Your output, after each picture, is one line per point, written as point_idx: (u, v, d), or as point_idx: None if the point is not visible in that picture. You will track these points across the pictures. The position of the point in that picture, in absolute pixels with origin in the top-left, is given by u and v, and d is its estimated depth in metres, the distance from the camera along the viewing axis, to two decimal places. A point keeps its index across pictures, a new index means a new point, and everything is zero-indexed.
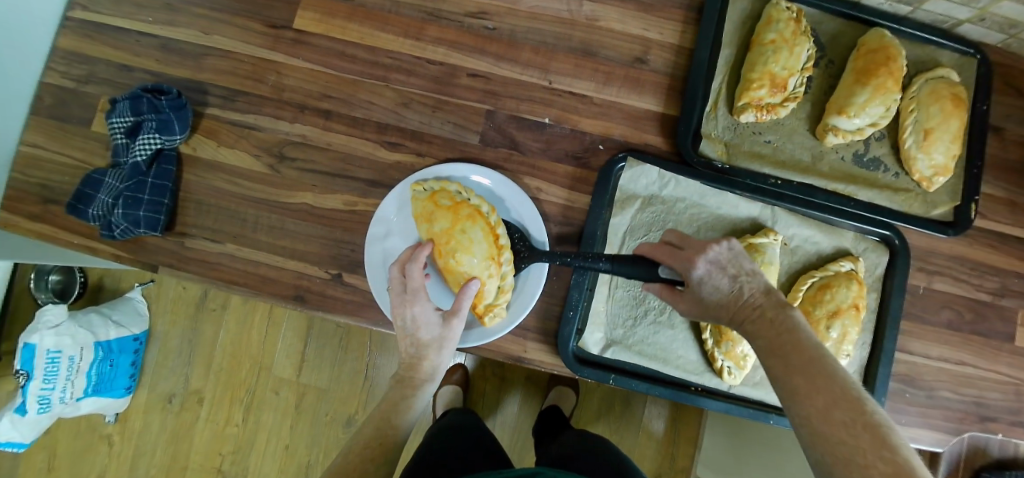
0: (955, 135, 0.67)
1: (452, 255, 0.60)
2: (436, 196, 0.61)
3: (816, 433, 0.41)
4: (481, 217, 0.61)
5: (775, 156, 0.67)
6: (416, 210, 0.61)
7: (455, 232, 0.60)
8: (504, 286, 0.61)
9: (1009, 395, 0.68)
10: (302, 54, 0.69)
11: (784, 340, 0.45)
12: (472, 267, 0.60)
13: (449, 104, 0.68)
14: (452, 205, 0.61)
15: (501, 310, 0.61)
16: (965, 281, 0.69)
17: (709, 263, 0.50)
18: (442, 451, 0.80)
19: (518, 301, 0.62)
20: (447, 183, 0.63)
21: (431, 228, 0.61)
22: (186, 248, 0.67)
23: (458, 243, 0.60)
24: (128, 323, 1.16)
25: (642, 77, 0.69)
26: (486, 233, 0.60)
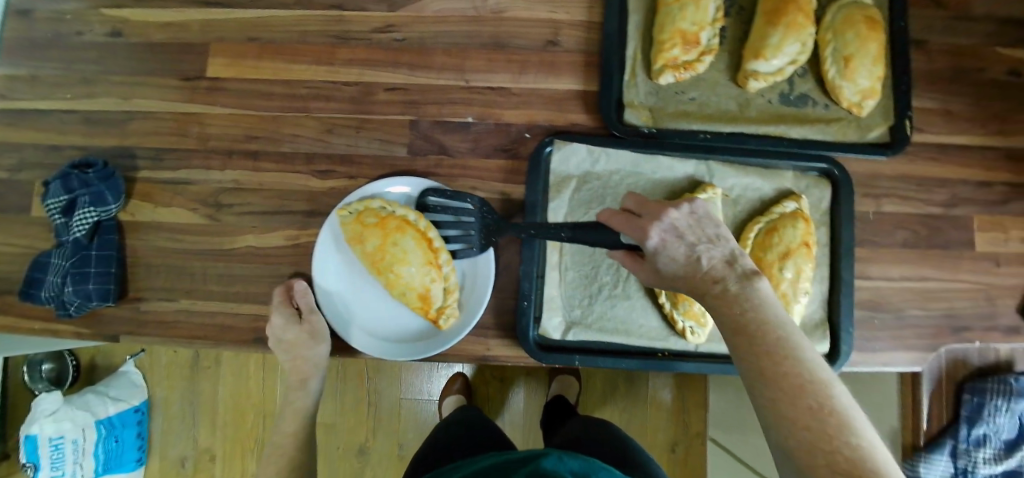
0: (877, 56, 0.66)
1: (392, 268, 0.63)
2: (361, 216, 0.63)
3: (784, 420, 0.37)
4: (409, 227, 0.63)
5: (701, 112, 0.67)
6: (346, 235, 0.63)
7: (388, 246, 0.63)
8: (450, 287, 0.64)
9: (978, 301, 0.68)
10: (221, 101, 0.70)
11: (747, 320, 0.41)
12: (413, 276, 0.63)
13: (372, 122, 0.68)
14: (378, 222, 0.63)
15: (452, 309, 0.64)
16: (914, 199, 0.68)
17: (663, 230, 0.46)
18: (446, 447, 0.82)
19: (469, 299, 0.65)
20: (368, 201, 0.64)
21: (364, 249, 0.63)
22: (142, 313, 0.68)
23: (393, 256, 0.63)
24: (126, 397, 1.16)
25: (556, 59, 0.69)
26: (418, 240, 0.63)
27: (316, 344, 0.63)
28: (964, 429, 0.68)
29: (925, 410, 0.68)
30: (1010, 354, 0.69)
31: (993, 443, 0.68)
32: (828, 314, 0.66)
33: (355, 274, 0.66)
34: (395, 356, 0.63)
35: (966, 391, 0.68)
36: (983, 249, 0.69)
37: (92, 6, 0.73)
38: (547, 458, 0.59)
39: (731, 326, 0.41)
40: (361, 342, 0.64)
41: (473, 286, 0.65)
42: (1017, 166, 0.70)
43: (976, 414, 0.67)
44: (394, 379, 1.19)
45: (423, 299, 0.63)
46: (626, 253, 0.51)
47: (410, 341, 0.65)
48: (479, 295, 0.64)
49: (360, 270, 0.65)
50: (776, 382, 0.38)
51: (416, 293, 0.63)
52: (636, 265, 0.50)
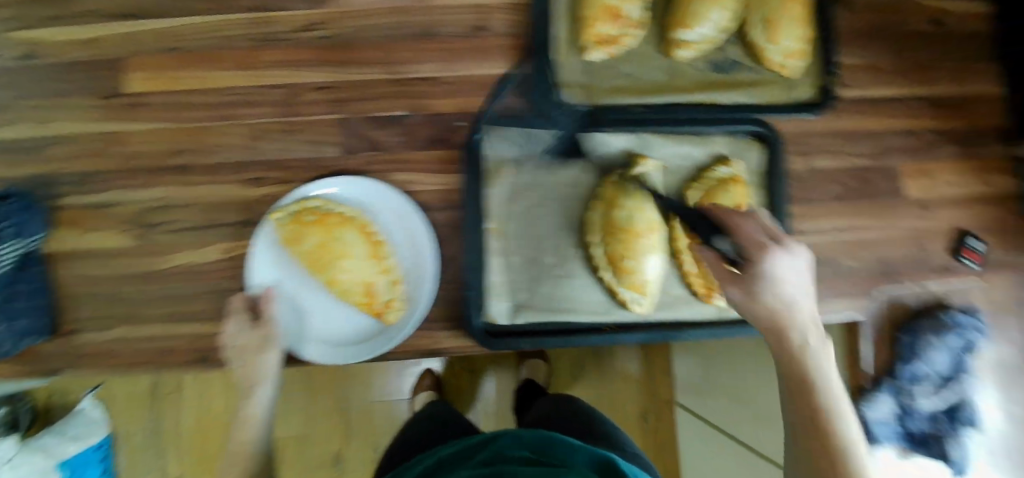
0: (799, 17, 0.67)
1: (334, 264, 0.63)
2: (299, 215, 0.63)
3: (809, 454, 0.40)
4: (351, 221, 0.64)
5: (633, 86, 0.67)
6: (284, 236, 0.62)
7: (329, 242, 0.63)
8: (395, 279, 0.64)
9: (909, 247, 0.71)
10: (142, 116, 0.67)
11: (805, 362, 0.42)
12: (357, 269, 0.63)
13: (302, 123, 0.66)
14: (318, 219, 0.63)
15: (399, 302, 0.64)
16: (842, 153, 0.70)
17: (782, 268, 0.45)
18: (418, 439, 0.82)
19: (414, 290, 0.64)
20: (304, 201, 0.64)
21: (304, 247, 0.62)
22: (78, 344, 0.65)
23: (336, 251, 0.63)
24: (87, 434, 1.11)
25: (486, 44, 0.68)
26: (361, 234, 0.64)
27: (266, 352, 0.57)
28: (903, 368, 0.71)
29: (865, 354, 0.72)
30: (944, 292, 0.71)
31: (932, 379, 0.72)
32: None
33: (297, 277, 0.65)
34: (344, 356, 0.63)
35: (902, 331, 0.70)
36: (912, 195, 0.71)
37: None
38: (502, 439, 0.62)
39: (784, 357, 0.43)
40: (308, 346, 0.63)
41: (419, 278, 0.65)
42: (939, 112, 0.72)
43: (913, 353, 0.69)
44: (363, 384, 1.17)
45: (369, 293, 0.63)
46: (718, 259, 0.49)
47: (358, 340, 0.64)
48: (425, 286, 0.64)
49: (301, 272, 0.65)
50: (816, 422, 0.41)
51: (361, 287, 0.63)
52: (723, 272, 0.47)
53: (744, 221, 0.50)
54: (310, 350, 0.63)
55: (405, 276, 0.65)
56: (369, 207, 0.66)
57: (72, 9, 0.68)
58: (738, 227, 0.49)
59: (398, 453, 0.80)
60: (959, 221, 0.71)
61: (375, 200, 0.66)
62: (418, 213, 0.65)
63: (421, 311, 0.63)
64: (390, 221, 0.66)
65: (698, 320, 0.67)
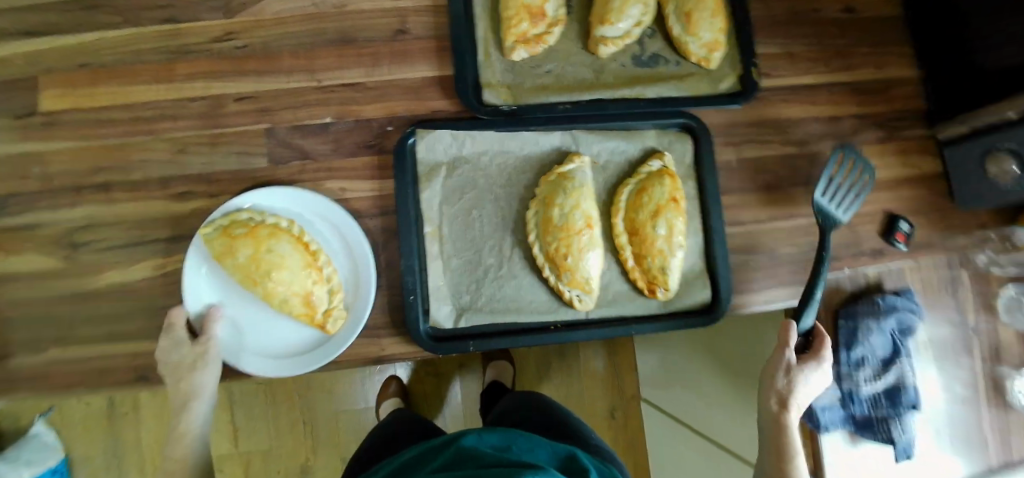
0: (716, 9, 0.68)
1: (268, 276, 0.61)
2: (228, 229, 0.61)
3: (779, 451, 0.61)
4: (283, 232, 0.62)
5: (559, 83, 0.67)
6: (215, 251, 0.60)
7: (262, 254, 0.61)
8: (334, 288, 0.63)
9: (840, 231, 0.72)
10: (61, 135, 0.65)
11: (794, 411, 0.62)
12: (293, 280, 0.62)
13: (226, 134, 0.65)
14: (248, 231, 0.61)
15: (340, 311, 0.63)
16: (773, 141, 0.71)
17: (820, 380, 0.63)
18: (377, 445, 0.81)
19: (355, 298, 0.63)
20: (233, 214, 0.62)
21: (236, 261, 0.61)
22: (9, 371, 0.63)
23: (270, 262, 0.61)
24: (40, 459, 1.08)
25: (408, 47, 0.68)
26: (295, 244, 0.63)
27: (198, 371, 0.59)
28: (844, 353, 0.70)
29: None
30: (877, 275, 0.72)
31: (873, 365, 0.70)
32: (706, 262, 0.68)
33: (233, 292, 0.64)
34: (287, 369, 0.61)
35: (840, 316, 0.71)
36: None
37: None
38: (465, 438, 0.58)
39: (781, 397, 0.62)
40: (247, 362, 0.61)
41: (358, 286, 0.64)
42: (861, 98, 0.74)
43: (852, 337, 0.69)
44: (328, 394, 1.16)
45: (307, 304, 0.62)
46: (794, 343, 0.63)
47: (300, 352, 0.63)
48: (364, 293, 0.63)
49: (237, 285, 0.63)
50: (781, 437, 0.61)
51: (299, 299, 0.62)
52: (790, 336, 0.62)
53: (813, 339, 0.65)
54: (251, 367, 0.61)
55: (344, 285, 0.64)
56: (302, 217, 0.65)
57: None
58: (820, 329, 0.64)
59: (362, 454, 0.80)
60: (887, 203, 0.73)
61: (309, 209, 0.64)
62: (353, 219, 0.64)
63: (362, 318, 0.62)
64: (326, 231, 0.65)
65: (643, 314, 0.67)
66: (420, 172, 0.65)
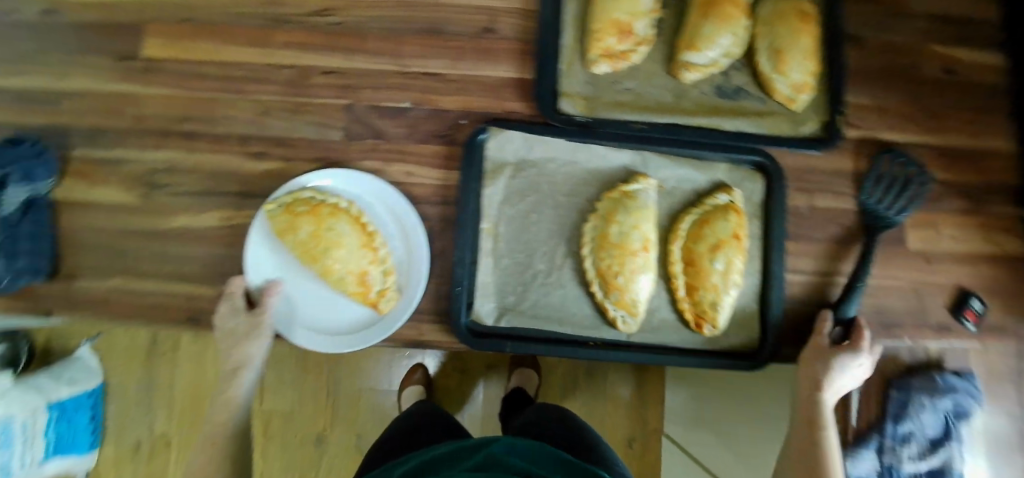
0: (810, 51, 0.66)
1: (327, 254, 0.63)
2: (291, 206, 0.63)
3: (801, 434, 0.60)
4: (343, 212, 0.64)
5: (637, 102, 0.67)
6: (278, 227, 0.63)
7: (322, 232, 0.63)
8: (388, 269, 0.65)
9: (908, 298, 0.68)
10: (157, 81, 0.68)
11: (825, 397, 0.61)
12: (350, 259, 0.63)
13: (308, 104, 0.68)
14: (310, 210, 0.63)
15: (393, 292, 0.64)
16: (849, 194, 0.69)
17: (856, 371, 0.61)
18: (401, 437, 0.82)
19: (408, 280, 0.65)
20: (296, 193, 0.64)
21: (297, 238, 0.63)
22: (74, 292, 0.66)
23: (329, 241, 0.63)
24: (81, 379, 1.14)
25: (494, 46, 0.69)
26: (353, 224, 0.64)
27: (253, 341, 0.61)
28: (890, 425, 0.66)
29: (856, 405, 0.68)
30: (940, 352, 0.68)
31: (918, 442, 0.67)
32: (759, 305, 0.66)
33: (290, 268, 0.65)
34: (343, 346, 0.63)
35: (892, 386, 0.68)
36: (916, 246, 0.69)
37: None
38: (496, 444, 0.61)
39: (810, 379, 0.61)
40: (304, 337, 0.63)
41: (410, 269, 0.65)
42: (951, 164, 0.71)
43: (902, 410, 0.66)
44: (355, 370, 1.18)
45: (362, 283, 0.63)
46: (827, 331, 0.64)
47: (354, 331, 0.64)
48: (418, 275, 0.64)
49: (294, 262, 0.65)
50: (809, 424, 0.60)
51: (355, 278, 0.63)
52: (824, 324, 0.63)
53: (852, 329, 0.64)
54: (308, 342, 0.63)
55: (397, 267, 0.65)
56: (362, 199, 0.66)
57: None
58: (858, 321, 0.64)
59: (384, 443, 0.82)
60: (962, 278, 0.69)
61: (370, 191, 0.66)
62: (410, 207, 0.65)
63: (414, 301, 0.63)
64: (383, 214, 0.66)
65: (686, 346, 0.65)
66: (485, 167, 0.66)
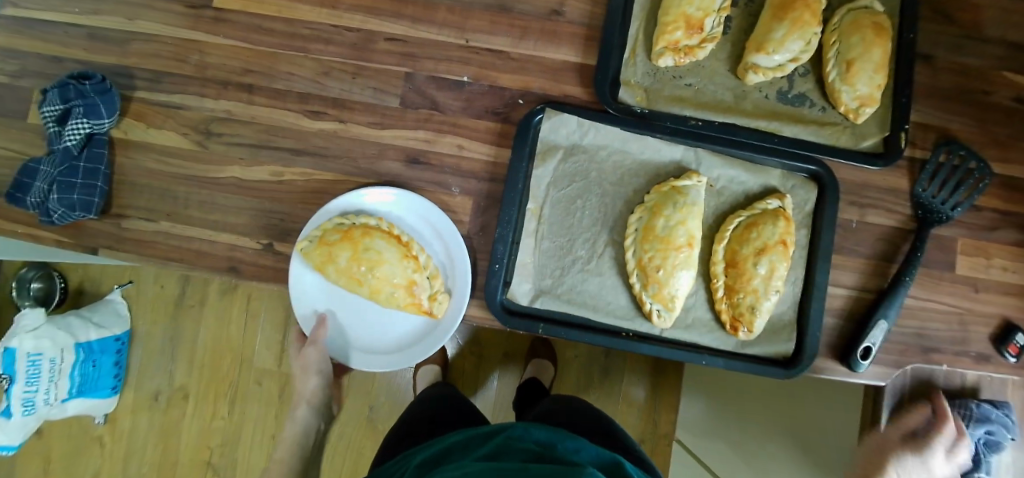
0: (881, 63, 0.65)
1: (371, 275, 0.65)
2: (324, 238, 0.64)
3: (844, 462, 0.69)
4: (374, 230, 0.65)
5: (697, 99, 0.66)
6: (316, 262, 0.63)
7: (361, 255, 0.64)
8: (433, 274, 0.65)
9: (951, 325, 0.67)
10: (224, 32, 0.69)
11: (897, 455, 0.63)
12: (393, 273, 0.64)
13: (369, 69, 0.68)
14: (343, 236, 0.64)
15: (443, 294, 0.64)
16: (901, 212, 0.68)
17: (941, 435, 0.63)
18: (423, 416, 0.84)
19: (457, 283, 0.64)
20: (324, 224, 0.65)
21: (338, 266, 0.64)
22: (123, 230, 0.67)
23: (370, 261, 0.65)
24: (109, 325, 1.16)
25: (558, 29, 0.69)
26: (388, 239, 0.65)
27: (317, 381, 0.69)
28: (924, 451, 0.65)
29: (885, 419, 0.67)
30: (975, 381, 0.68)
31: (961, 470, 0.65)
32: (797, 314, 0.66)
33: (337, 294, 0.66)
34: (413, 359, 0.64)
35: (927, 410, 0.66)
36: (964, 273, 0.68)
37: None
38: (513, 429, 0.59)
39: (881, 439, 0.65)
40: (373, 361, 0.65)
41: (452, 268, 0.65)
42: (1011, 194, 0.69)
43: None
44: None
45: (413, 295, 0.64)
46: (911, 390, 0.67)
47: (418, 341, 0.65)
48: (463, 276, 0.64)
49: (339, 288, 0.66)
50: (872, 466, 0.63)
51: (404, 293, 0.64)
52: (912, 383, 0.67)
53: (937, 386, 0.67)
54: (380, 365, 0.64)
55: (439, 270, 0.66)
56: (391, 214, 0.67)
57: None
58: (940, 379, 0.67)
59: (401, 429, 0.83)
60: (1009, 310, 0.68)
61: (398, 208, 0.66)
62: (442, 214, 0.65)
63: (463, 302, 0.64)
64: (415, 225, 0.67)
65: (719, 348, 0.65)
66: (538, 143, 0.66)
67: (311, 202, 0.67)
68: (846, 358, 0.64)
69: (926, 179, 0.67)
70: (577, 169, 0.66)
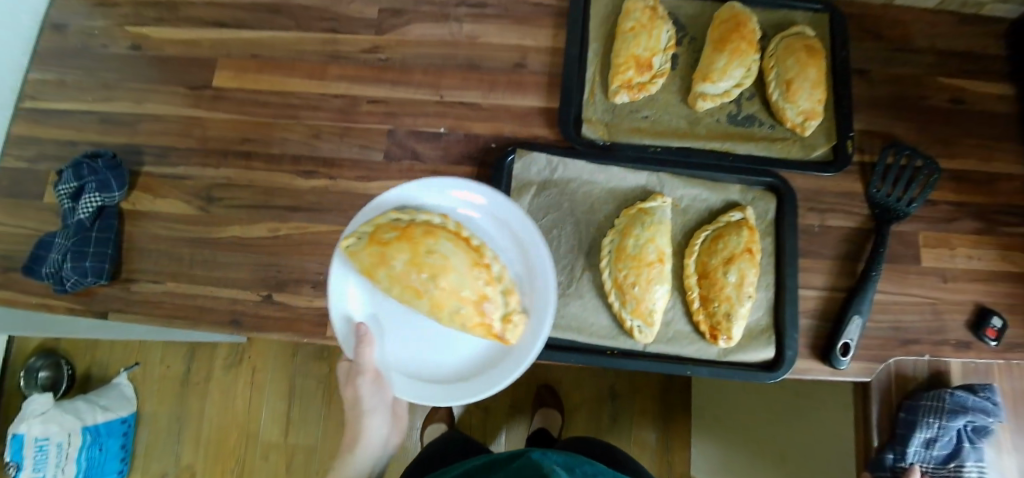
0: (818, 80, 0.71)
1: (434, 281, 0.62)
2: (378, 236, 0.63)
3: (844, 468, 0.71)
4: (439, 230, 0.63)
5: (654, 128, 0.72)
6: (367, 263, 0.62)
7: (423, 257, 0.62)
8: (507, 288, 0.63)
9: (926, 315, 0.70)
10: (223, 107, 0.76)
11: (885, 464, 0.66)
12: (464, 282, 0.62)
13: (354, 129, 0.75)
14: (404, 235, 0.63)
15: (519, 314, 0.62)
16: (858, 213, 0.72)
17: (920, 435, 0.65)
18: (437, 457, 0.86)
19: (535, 299, 0.63)
20: (378, 220, 0.64)
21: (396, 270, 0.62)
22: (130, 293, 0.71)
23: (436, 266, 0.62)
24: (115, 407, 1.17)
25: (523, 79, 0.76)
26: (455, 241, 0.63)
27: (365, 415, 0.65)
28: (891, 457, 0.65)
29: (876, 414, 0.67)
30: (961, 368, 0.69)
31: None
32: (774, 320, 0.68)
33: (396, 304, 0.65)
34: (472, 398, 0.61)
35: (903, 408, 0.66)
36: (929, 264, 0.71)
37: (117, 23, 0.80)
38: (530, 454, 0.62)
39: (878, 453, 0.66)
40: (427, 389, 0.62)
41: (531, 283, 0.64)
42: (960, 187, 0.74)
43: (911, 432, 0.64)
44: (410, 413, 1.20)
45: (484, 312, 0.62)
46: (896, 385, 0.68)
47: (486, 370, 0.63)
48: (542, 294, 0.63)
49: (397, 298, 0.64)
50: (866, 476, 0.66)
51: (475, 308, 0.62)
52: (899, 380, 0.68)
53: (916, 374, 0.69)
54: (433, 399, 0.61)
55: (515, 283, 0.64)
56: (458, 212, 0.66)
57: (178, 15, 0.79)
58: (914, 365, 0.69)
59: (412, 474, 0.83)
60: (979, 296, 0.71)
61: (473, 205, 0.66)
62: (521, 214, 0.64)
63: (543, 325, 0.61)
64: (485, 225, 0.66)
65: (702, 357, 0.67)
66: (515, 180, 0.71)
67: (307, 253, 0.72)
68: (827, 356, 0.67)
69: (878, 180, 0.72)
70: (550, 202, 0.71)
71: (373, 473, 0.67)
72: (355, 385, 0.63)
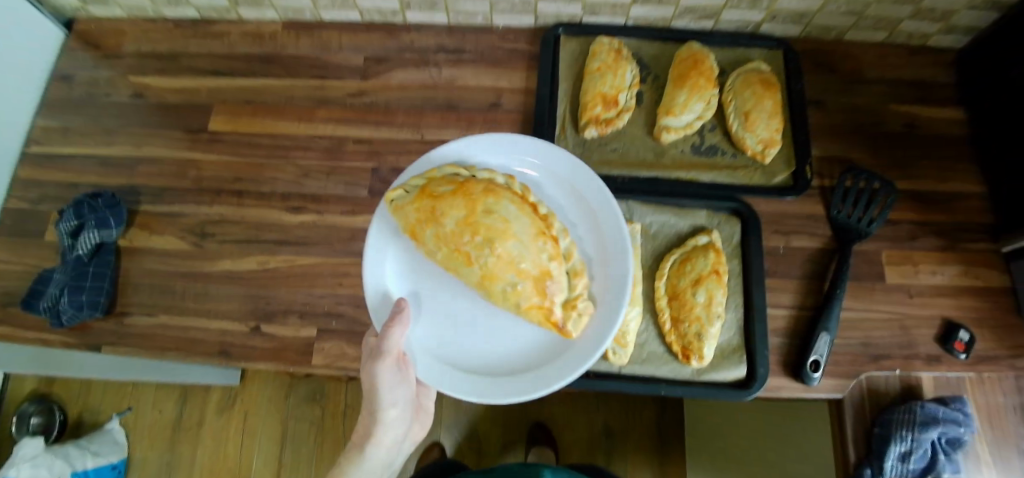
0: (774, 111, 0.76)
1: (494, 245, 0.60)
2: (433, 192, 0.63)
3: None
4: (502, 192, 0.62)
5: (622, 160, 0.77)
6: (419, 219, 0.62)
7: (482, 218, 0.61)
8: (575, 270, 0.62)
9: (895, 331, 0.72)
10: (218, 149, 0.82)
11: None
12: (526, 252, 0.60)
13: (341, 168, 0.80)
14: (465, 192, 0.62)
15: (584, 302, 0.61)
16: (821, 234, 0.75)
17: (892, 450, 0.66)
18: None
19: (597, 285, 0.62)
20: (435, 176, 0.65)
21: (451, 228, 0.61)
22: (123, 326, 0.74)
23: (498, 232, 0.60)
24: (105, 452, 1.17)
25: (498, 117, 0.82)
26: (519, 208, 0.62)
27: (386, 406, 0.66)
28: (868, 473, 0.66)
29: (850, 430, 0.68)
30: (934, 381, 0.70)
31: None
32: (745, 339, 0.70)
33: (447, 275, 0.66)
34: (516, 393, 0.60)
35: (876, 424, 0.67)
36: (895, 282, 0.74)
37: (121, 74, 0.86)
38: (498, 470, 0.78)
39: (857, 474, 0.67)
40: (471, 377, 0.61)
41: (600, 267, 0.63)
42: (919, 207, 0.77)
43: (886, 447, 0.65)
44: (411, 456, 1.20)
45: (547, 292, 0.60)
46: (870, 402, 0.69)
47: (539, 362, 0.62)
48: (611, 279, 0.62)
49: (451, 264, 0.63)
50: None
51: (536, 284, 0.60)
52: (874, 396, 0.69)
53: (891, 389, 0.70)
54: (467, 391, 0.60)
55: (582, 263, 0.63)
56: (526, 176, 0.68)
57: (177, 66, 0.86)
58: (886, 380, 0.70)
59: None
60: (946, 311, 0.73)
61: (540, 168, 0.68)
62: (594, 177, 0.66)
63: (612, 316, 0.59)
64: (554, 194, 0.67)
65: (676, 377, 0.69)
66: None
67: (293, 285, 0.75)
68: (798, 373, 0.68)
69: (838, 202, 0.75)
70: None
71: (381, 466, 0.69)
72: (376, 366, 0.61)
